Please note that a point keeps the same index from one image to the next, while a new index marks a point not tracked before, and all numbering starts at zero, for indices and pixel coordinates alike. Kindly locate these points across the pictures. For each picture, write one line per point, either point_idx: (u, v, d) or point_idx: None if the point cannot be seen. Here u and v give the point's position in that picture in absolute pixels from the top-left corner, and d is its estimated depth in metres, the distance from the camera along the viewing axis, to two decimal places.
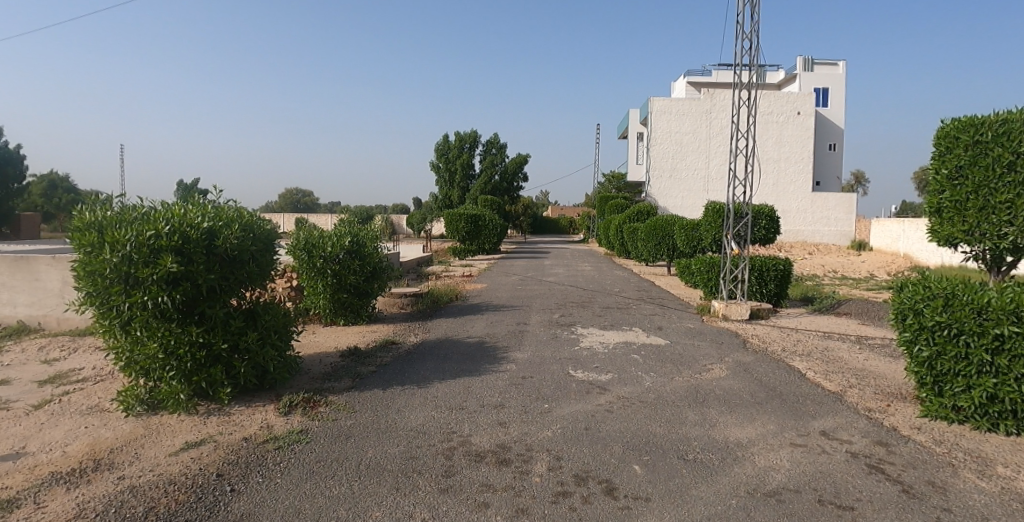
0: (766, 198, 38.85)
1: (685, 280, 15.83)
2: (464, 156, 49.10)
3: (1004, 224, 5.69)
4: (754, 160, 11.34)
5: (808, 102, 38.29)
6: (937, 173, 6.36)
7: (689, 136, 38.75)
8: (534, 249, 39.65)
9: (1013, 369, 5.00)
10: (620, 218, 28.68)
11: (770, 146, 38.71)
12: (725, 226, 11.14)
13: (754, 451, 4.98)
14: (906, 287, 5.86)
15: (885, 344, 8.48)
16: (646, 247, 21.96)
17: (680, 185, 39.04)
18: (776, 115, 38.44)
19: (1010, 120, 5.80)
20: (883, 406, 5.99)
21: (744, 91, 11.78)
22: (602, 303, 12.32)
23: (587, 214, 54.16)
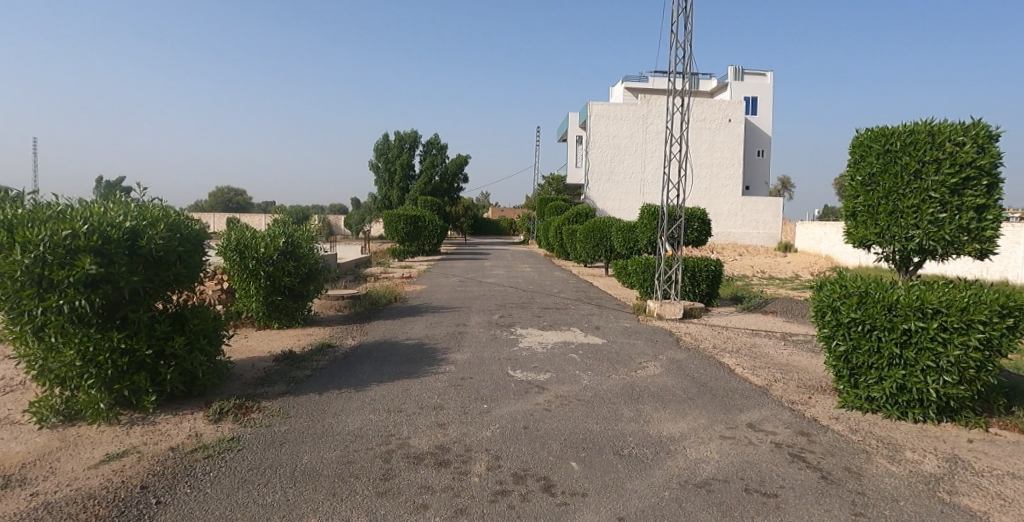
0: (700, 201, 40.30)
1: (621, 281, 16.18)
2: (404, 156, 48.42)
3: (911, 227, 6.12)
4: (686, 164, 11.71)
5: (738, 110, 40.00)
6: (852, 179, 6.76)
7: (626, 140, 39.70)
8: (476, 249, 39.73)
9: (920, 361, 5.40)
10: (558, 220, 29.06)
11: (703, 152, 40.20)
12: (659, 228, 11.44)
13: (686, 445, 5.15)
14: (825, 286, 6.21)
15: (807, 340, 8.96)
16: (584, 248, 22.29)
17: (618, 188, 39.99)
18: (709, 121, 39.96)
19: (916, 131, 6.25)
20: (805, 399, 6.32)
21: (677, 98, 12.15)
22: (541, 303, 12.46)
23: (526, 216, 54.55)
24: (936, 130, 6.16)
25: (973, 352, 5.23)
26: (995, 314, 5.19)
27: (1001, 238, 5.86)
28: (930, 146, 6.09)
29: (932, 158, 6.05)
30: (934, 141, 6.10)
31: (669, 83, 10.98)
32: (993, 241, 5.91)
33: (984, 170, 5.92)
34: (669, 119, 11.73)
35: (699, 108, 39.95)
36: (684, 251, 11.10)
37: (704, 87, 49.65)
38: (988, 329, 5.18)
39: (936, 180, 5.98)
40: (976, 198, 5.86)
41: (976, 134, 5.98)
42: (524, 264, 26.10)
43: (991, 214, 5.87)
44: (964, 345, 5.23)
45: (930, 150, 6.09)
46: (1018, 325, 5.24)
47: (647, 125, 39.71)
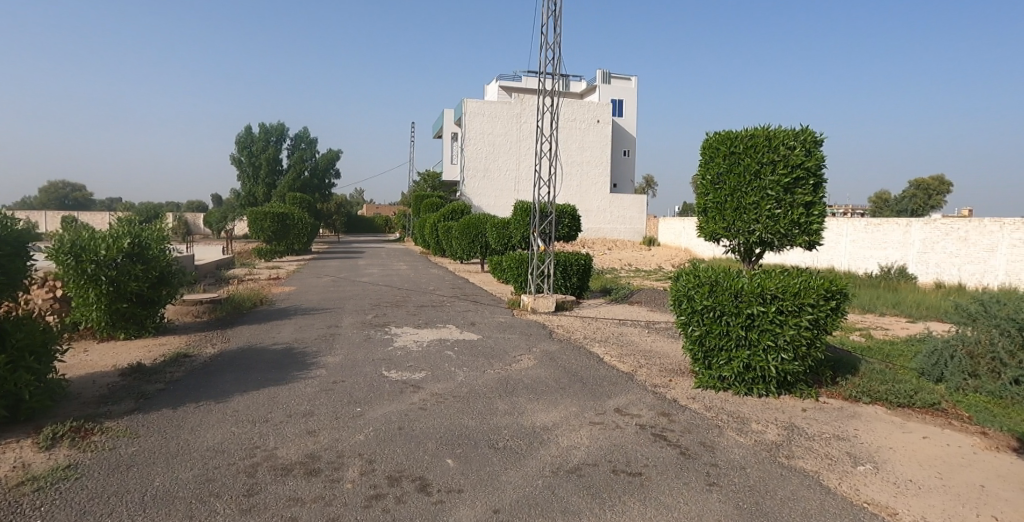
0: (575, 198, 41.98)
1: (497, 276, 16.43)
2: (270, 151, 45.71)
3: (752, 222, 6.78)
4: (556, 162, 12.10)
5: (606, 112, 42.18)
6: (703, 178, 7.35)
7: (501, 138, 40.39)
8: (351, 248, 38.45)
9: (762, 342, 6.01)
10: (434, 217, 28.85)
11: (574, 151, 41.90)
12: (532, 224, 11.74)
13: (558, 433, 5.34)
14: (681, 276, 6.69)
15: (667, 327, 9.65)
16: (460, 245, 22.27)
17: (493, 184, 40.58)
18: (579, 122, 41.75)
19: (756, 135, 6.90)
20: (666, 381, 6.79)
21: (547, 98, 12.52)
22: (417, 301, 12.33)
23: (402, 214, 53.72)
24: (773, 135, 6.84)
25: (804, 331, 5.92)
26: (821, 297, 5.91)
27: (824, 231, 6.65)
28: (767, 149, 6.75)
29: (769, 160, 6.71)
30: (771, 144, 6.75)
31: (539, 83, 11.29)
32: (819, 233, 6.69)
33: (811, 171, 6.66)
34: (540, 118, 12.06)
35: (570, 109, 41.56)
36: (556, 246, 11.50)
37: (575, 89, 51.75)
38: (815, 310, 5.88)
39: (772, 180, 6.65)
40: (804, 195, 6.60)
41: (804, 139, 6.70)
42: (400, 262, 25.63)
43: (817, 210, 6.65)
44: (797, 326, 5.90)
45: (767, 153, 6.74)
46: (838, 306, 6.01)
47: (521, 124, 40.61)
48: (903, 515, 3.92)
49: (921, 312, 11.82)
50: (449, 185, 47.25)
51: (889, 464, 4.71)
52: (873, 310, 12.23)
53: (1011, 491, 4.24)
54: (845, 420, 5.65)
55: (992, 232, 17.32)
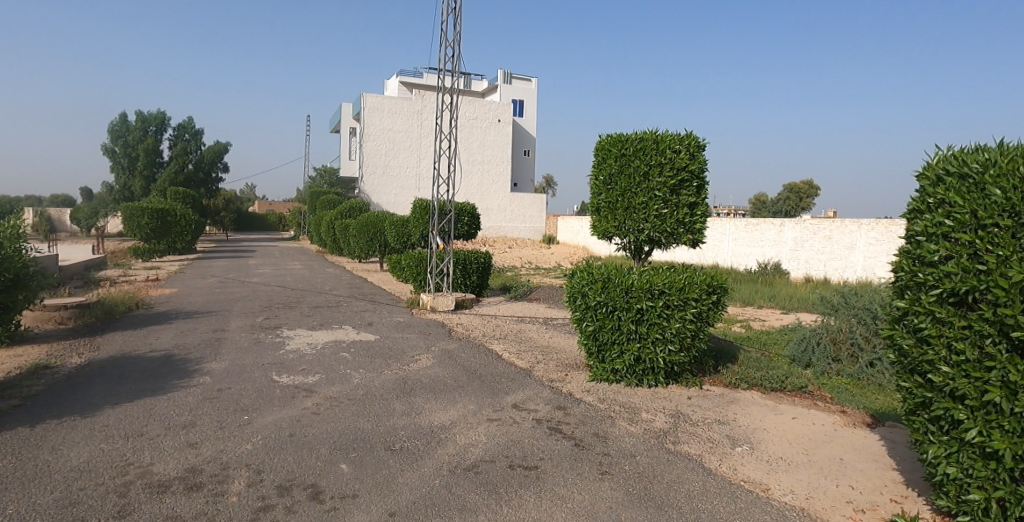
0: (475, 196, 42.20)
1: (397, 276, 16.15)
2: (149, 141, 42.21)
3: (641, 221, 7.14)
4: (455, 160, 12.09)
5: (507, 111, 42.69)
6: (596, 178, 7.63)
7: (401, 134, 39.78)
8: (241, 246, 36.29)
9: (651, 335, 6.33)
10: (331, 214, 27.84)
11: (475, 149, 42.06)
12: (431, 223, 11.64)
13: (455, 432, 5.35)
14: (576, 273, 6.90)
15: (564, 322, 9.96)
16: (358, 244, 21.63)
17: (393, 182, 39.91)
18: (480, 120, 41.95)
19: (644, 139, 7.23)
20: (562, 376, 6.99)
21: (446, 95, 12.46)
22: (312, 302, 11.90)
23: (298, 210, 51.47)
24: (660, 139, 7.19)
25: (689, 324, 6.30)
26: (703, 292, 6.31)
27: (706, 230, 7.14)
28: (655, 152, 7.10)
29: (656, 163, 7.07)
30: (658, 147, 7.10)
31: (439, 80, 11.22)
32: (702, 232, 7.17)
33: (694, 174, 7.11)
34: (439, 115, 11.98)
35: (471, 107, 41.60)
36: (455, 245, 11.50)
37: (476, 88, 51.96)
38: (698, 304, 6.28)
39: (659, 182, 7.03)
40: (688, 197, 7.05)
41: (688, 143, 7.11)
42: (294, 261, 24.50)
43: (700, 210, 7.12)
44: (682, 319, 6.27)
45: (655, 155, 7.09)
46: (718, 300, 6.46)
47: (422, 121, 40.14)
48: (774, 490, 4.29)
49: (793, 304, 12.98)
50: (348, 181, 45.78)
51: (763, 444, 5.12)
52: (751, 303, 13.28)
53: (864, 462, 4.76)
54: (726, 406, 6.09)
55: (850, 231, 19.35)
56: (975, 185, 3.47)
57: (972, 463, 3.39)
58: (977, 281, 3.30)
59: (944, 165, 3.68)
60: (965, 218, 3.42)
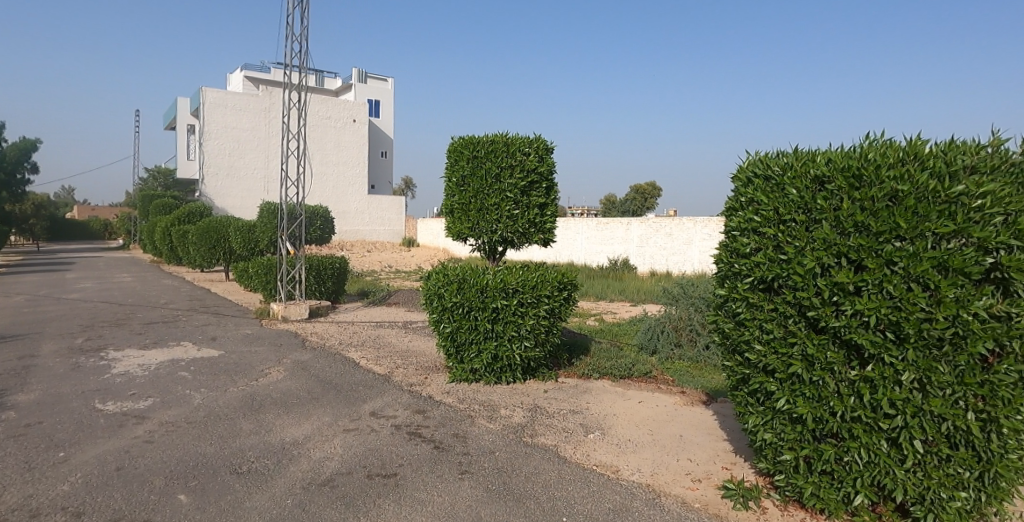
0: (330, 199, 40.66)
1: (244, 285, 15.01)
2: None
3: (494, 222, 7.28)
4: (305, 161, 11.51)
5: (362, 111, 41.58)
6: (450, 179, 7.65)
7: (248, 133, 37.22)
8: (55, 257, 31.65)
9: (507, 332, 6.48)
10: (168, 220, 25.22)
11: (330, 149, 40.52)
12: (279, 228, 11.03)
13: (310, 446, 5.11)
14: (431, 275, 6.87)
15: (425, 325, 9.90)
16: (198, 251, 19.79)
17: (238, 184, 37.20)
18: (334, 120, 40.45)
19: (495, 141, 7.34)
20: (422, 380, 6.95)
21: (294, 92, 11.82)
22: (143, 318, 10.71)
23: (127, 216, 46.03)
24: (510, 141, 7.35)
25: (542, 320, 6.54)
26: (554, 289, 6.60)
27: (556, 229, 7.49)
28: (506, 154, 7.25)
29: (507, 164, 7.23)
30: (508, 150, 7.27)
31: (287, 76, 10.62)
32: (552, 232, 7.50)
33: (543, 176, 7.42)
34: (286, 113, 11.33)
35: (324, 106, 39.78)
36: (307, 250, 10.99)
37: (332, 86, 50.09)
38: (550, 301, 6.55)
39: (510, 183, 7.21)
40: (538, 198, 7.34)
41: (537, 147, 7.38)
42: (122, 273, 21.82)
43: (549, 211, 7.45)
44: (536, 316, 6.50)
45: (505, 158, 7.25)
46: (569, 296, 6.80)
47: (270, 119, 37.91)
48: (623, 471, 4.59)
49: (639, 296, 14.04)
50: (189, 183, 41.76)
51: (612, 429, 5.47)
52: (604, 297, 14.14)
53: (700, 436, 5.27)
54: (579, 396, 6.42)
55: (687, 229, 21.32)
56: (776, 185, 3.89)
57: (783, 429, 3.85)
58: (780, 269, 3.73)
59: (752, 167, 4.09)
60: (769, 214, 3.84)
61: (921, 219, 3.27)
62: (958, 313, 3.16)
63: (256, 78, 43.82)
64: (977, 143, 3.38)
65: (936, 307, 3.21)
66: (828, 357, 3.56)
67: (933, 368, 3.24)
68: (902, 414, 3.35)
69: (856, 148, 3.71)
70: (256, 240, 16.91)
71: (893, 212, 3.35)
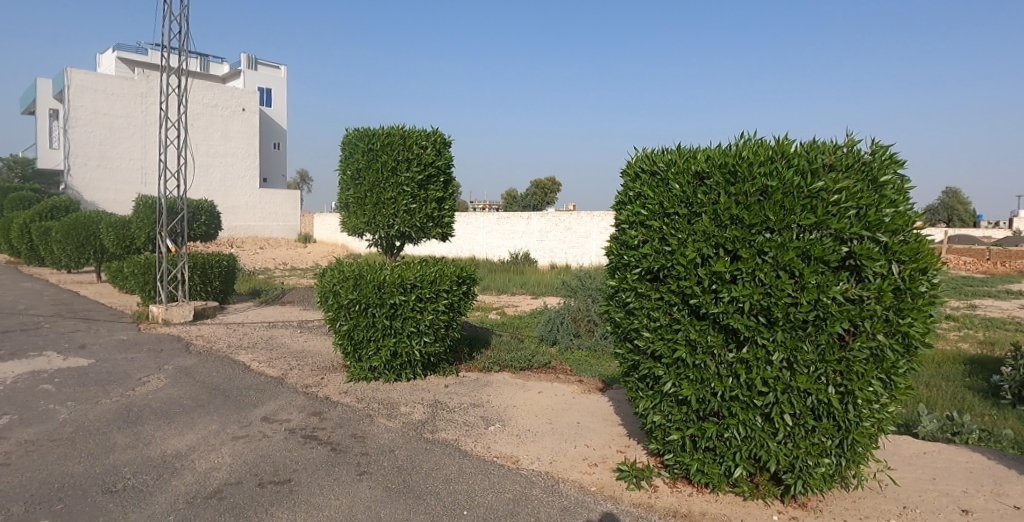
0: (217, 193, 38.23)
1: (118, 286, 13.76)
2: None
3: (391, 217, 7.12)
4: (186, 152, 10.72)
5: (253, 99, 39.44)
6: (344, 172, 7.40)
7: (122, 120, 34.15)
8: None
9: (406, 328, 6.36)
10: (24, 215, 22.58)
11: (216, 140, 38.14)
12: (159, 224, 10.20)
13: (195, 457, 4.77)
14: (327, 272, 6.62)
15: (322, 324, 9.55)
16: (63, 251, 17.96)
17: (111, 175, 34.03)
18: (221, 108, 38.03)
19: (391, 134, 7.17)
20: (318, 381, 6.70)
21: (173, 78, 10.97)
22: None
23: None
24: (407, 134, 7.22)
25: (441, 315, 6.50)
26: (453, 283, 6.58)
27: (454, 224, 7.49)
28: (402, 147, 7.12)
29: (404, 158, 7.10)
30: (405, 143, 7.15)
31: (165, 59, 9.82)
32: (450, 226, 7.50)
33: (441, 170, 7.36)
34: (164, 100, 10.48)
35: (207, 93, 37.27)
36: (190, 248, 10.25)
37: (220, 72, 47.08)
38: (449, 296, 6.52)
39: (407, 177, 7.08)
40: (436, 192, 7.28)
41: (434, 140, 7.31)
42: None
43: (447, 205, 7.43)
44: (435, 311, 6.44)
45: (402, 151, 7.12)
46: (468, 290, 6.82)
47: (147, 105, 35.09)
48: (523, 461, 4.66)
49: (540, 289, 14.35)
50: None
51: (513, 420, 5.54)
52: (506, 291, 14.31)
53: (596, 422, 5.46)
54: (480, 389, 6.45)
55: (585, 223, 22.08)
56: (661, 180, 4.08)
57: (671, 411, 4.06)
58: (665, 260, 3.93)
59: (640, 163, 4.27)
60: (655, 207, 4.02)
61: (787, 212, 3.55)
62: (819, 297, 3.47)
63: (132, 61, 40.30)
64: (834, 144, 3.70)
65: (801, 292, 3.50)
66: (709, 341, 3.80)
67: (799, 347, 3.54)
68: (773, 391, 3.64)
69: (731, 145, 3.96)
70: (131, 238, 15.63)
71: (764, 205, 3.61)
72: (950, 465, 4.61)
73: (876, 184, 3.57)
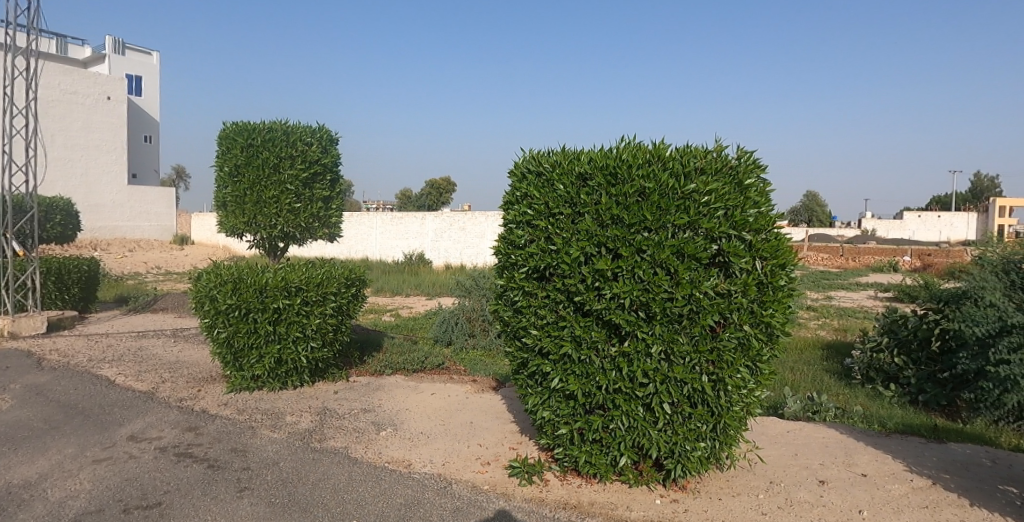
0: (79, 190, 34.59)
1: None
2: None
3: (273, 216, 6.77)
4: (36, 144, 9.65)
5: (120, 89, 36.45)
6: (221, 169, 6.95)
7: None
8: None
9: (290, 334, 6.07)
10: None
11: (75, 131, 34.57)
12: (5, 224, 9.10)
13: (47, 486, 4.28)
14: (202, 276, 6.20)
15: (199, 331, 8.91)
16: None
17: None
18: (81, 96, 34.66)
19: (273, 129, 6.82)
20: (194, 393, 6.24)
21: (17, 60, 9.85)
22: None
23: None
24: (291, 130, 6.90)
25: (329, 319, 6.27)
26: (341, 286, 6.39)
27: (342, 224, 7.27)
28: (286, 143, 6.79)
29: (287, 154, 6.78)
30: (289, 139, 6.82)
31: (7, 38, 8.81)
32: (337, 226, 7.27)
33: (327, 168, 7.14)
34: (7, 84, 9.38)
35: (66, 78, 34.02)
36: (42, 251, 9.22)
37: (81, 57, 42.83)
38: (337, 298, 6.31)
39: (291, 174, 6.76)
40: (322, 191, 7.03)
41: (320, 137, 7.06)
42: None
43: (334, 204, 7.20)
44: (322, 314, 6.20)
45: (285, 147, 6.79)
46: (357, 292, 6.67)
47: None
48: (415, 464, 4.60)
49: (435, 290, 14.27)
50: None
51: (405, 423, 5.46)
52: (400, 292, 14.10)
53: (489, 421, 5.50)
54: (371, 393, 6.30)
55: (480, 222, 22.32)
56: (546, 181, 4.18)
57: (559, 406, 4.17)
58: (551, 259, 4.02)
59: (526, 164, 4.34)
60: (541, 207, 4.10)
61: (663, 212, 3.75)
62: (692, 292, 3.69)
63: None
64: (705, 149, 3.96)
65: (676, 288, 3.71)
66: (592, 336, 3.93)
67: (675, 339, 3.76)
68: (653, 382, 3.83)
69: (612, 148, 4.12)
70: None
71: (642, 206, 3.79)
72: (808, 441, 5.07)
73: (742, 187, 3.85)
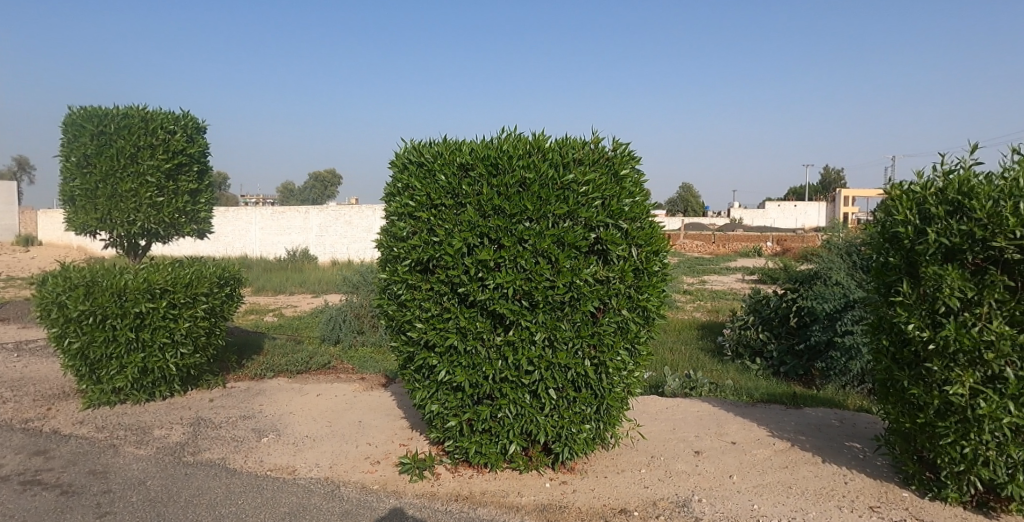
0: None
1: None
2: None
3: (131, 212, 6.19)
4: None
5: None
6: (67, 159, 6.25)
7: None
8: None
9: (156, 340, 5.59)
10: None
11: None
12: None
13: None
14: (48, 280, 5.56)
15: (47, 343, 8.00)
16: None
17: None
18: None
19: (129, 115, 6.24)
20: (42, 413, 5.60)
21: None
22: None
23: None
24: (150, 116, 6.34)
25: (200, 322, 5.84)
26: (214, 285, 5.97)
27: (213, 219, 6.81)
28: (145, 131, 6.24)
29: (147, 144, 6.23)
30: (147, 126, 6.27)
31: None
32: (207, 221, 6.80)
33: (194, 158, 6.64)
34: None
35: None
36: None
37: None
38: (209, 299, 5.89)
39: (151, 165, 6.22)
40: (188, 183, 6.52)
41: (185, 124, 6.56)
42: None
43: (204, 198, 6.71)
44: (193, 318, 5.76)
45: (144, 136, 6.23)
46: (232, 292, 6.27)
47: None
48: (300, 470, 4.43)
49: (321, 287, 13.78)
50: None
51: (289, 428, 5.24)
52: (283, 291, 13.47)
53: (379, 419, 5.40)
54: (252, 399, 5.97)
55: (367, 216, 21.88)
56: (428, 172, 4.13)
57: (447, 398, 4.17)
58: (434, 251, 3.99)
59: (407, 155, 4.28)
60: (422, 199, 4.06)
61: (543, 202, 3.84)
62: (572, 279, 3.82)
63: None
64: (583, 140, 4.09)
65: (557, 276, 3.82)
66: (478, 327, 3.96)
67: (558, 326, 3.88)
68: (538, 369, 3.93)
69: (493, 139, 4.16)
70: None
71: (522, 196, 3.85)
72: (684, 416, 5.44)
73: (618, 177, 4.02)
